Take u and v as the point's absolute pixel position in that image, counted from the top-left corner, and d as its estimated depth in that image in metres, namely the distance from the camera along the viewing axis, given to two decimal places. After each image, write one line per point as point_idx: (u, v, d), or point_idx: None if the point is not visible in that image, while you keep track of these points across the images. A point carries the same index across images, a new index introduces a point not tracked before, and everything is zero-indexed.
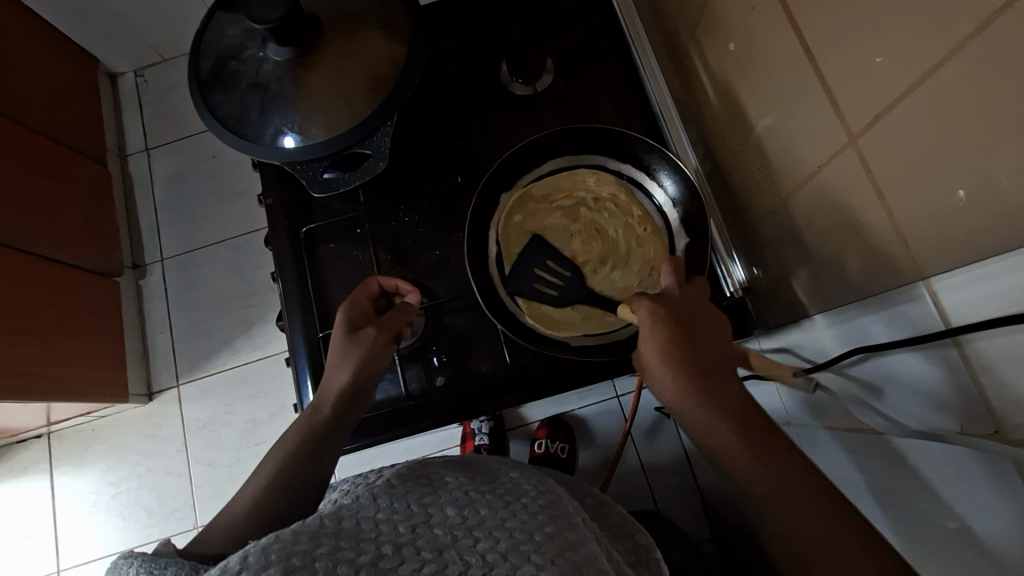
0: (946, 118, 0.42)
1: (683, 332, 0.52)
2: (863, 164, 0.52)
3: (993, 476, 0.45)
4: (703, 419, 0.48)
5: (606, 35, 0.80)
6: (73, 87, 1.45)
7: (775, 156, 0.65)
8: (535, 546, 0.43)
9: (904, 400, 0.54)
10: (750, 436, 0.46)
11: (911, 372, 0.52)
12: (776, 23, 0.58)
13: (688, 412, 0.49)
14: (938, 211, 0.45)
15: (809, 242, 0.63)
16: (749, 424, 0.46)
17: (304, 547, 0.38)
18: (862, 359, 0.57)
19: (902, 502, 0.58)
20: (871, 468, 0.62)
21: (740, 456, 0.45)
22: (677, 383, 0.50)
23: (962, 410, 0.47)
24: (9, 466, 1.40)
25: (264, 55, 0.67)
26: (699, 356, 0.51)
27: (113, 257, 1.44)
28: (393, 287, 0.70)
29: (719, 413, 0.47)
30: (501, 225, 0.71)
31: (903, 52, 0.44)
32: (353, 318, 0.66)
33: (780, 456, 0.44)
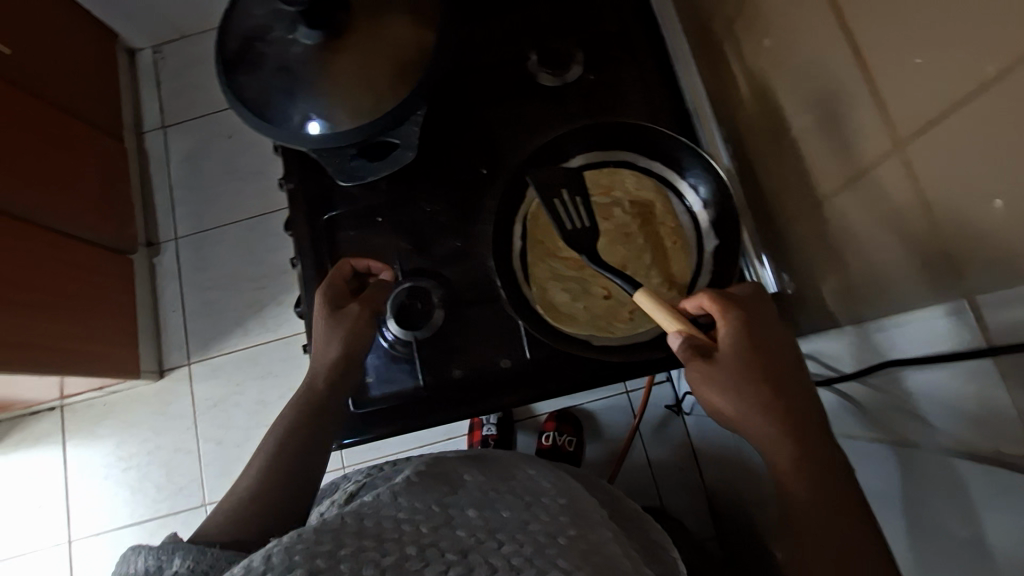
0: (998, 124, 0.41)
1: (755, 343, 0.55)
2: (909, 172, 0.50)
3: (1008, 493, 0.46)
4: (761, 434, 0.52)
5: (639, 26, 0.78)
6: (91, 62, 1.44)
7: (814, 160, 0.63)
8: (560, 550, 0.42)
9: (927, 411, 0.54)
10: (805, 460, 0.49)
11: (939, 386, 0.51)
12: (822, 22, 0.57)
13: (747, 424, 0.53)
14: (972, 218, 0.45)
15: (843, 249, 0.61)
16: (809, 449, 0.50)
17: (328, 548, 0.38)
18: (888, 370, 0.57)
19: (907, 510, 0.59)
20: (877, 477, 0.63)
21: (789, 476, 0.49)
22: (734, 386, 0.53)
23: (990, 427, 0.47)
24: (22, 436, 1.41)
25: (294, 37, 0.65)
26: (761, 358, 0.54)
27: (126, 233, 1.44)
28: (365, 267, 0.72)
29: (780, 429, 0.51)
30: (531, 206, 0.70)
31: (965, 55, 0.42)
32: (331, 297, 0.68)
33: (832, 483, 0.48)
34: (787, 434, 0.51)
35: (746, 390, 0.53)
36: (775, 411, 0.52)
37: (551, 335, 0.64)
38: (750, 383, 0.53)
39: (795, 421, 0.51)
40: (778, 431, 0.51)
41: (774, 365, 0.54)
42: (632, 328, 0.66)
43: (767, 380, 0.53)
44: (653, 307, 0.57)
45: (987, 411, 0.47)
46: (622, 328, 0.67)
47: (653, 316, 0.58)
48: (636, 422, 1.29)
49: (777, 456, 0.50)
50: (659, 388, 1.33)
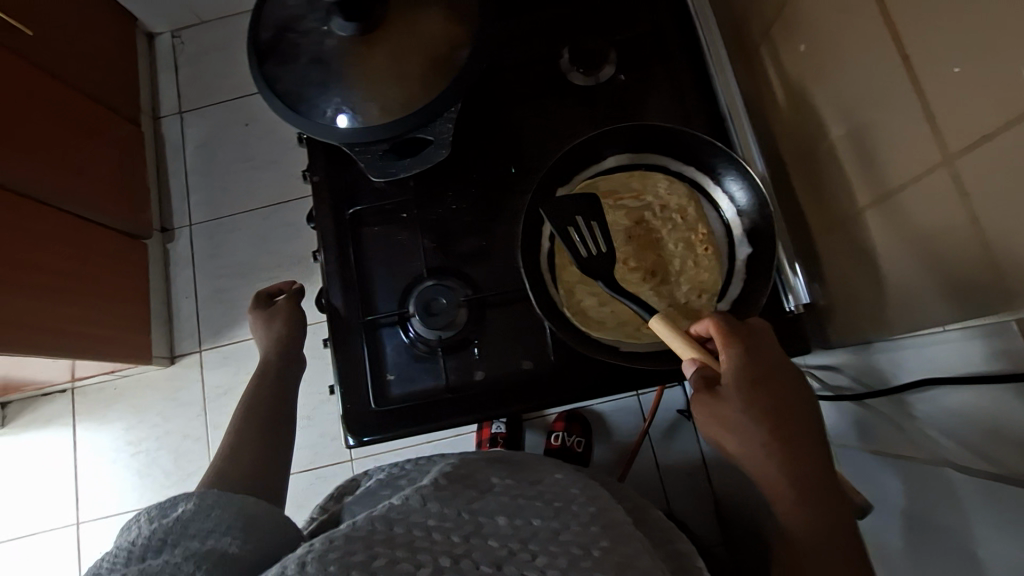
0: None
1: (757, 367, 0.52)
2: (958, 187, 0.48)
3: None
4: (759, 463, 0.50)
5: (673, 25, 0.76)
6: (111, 45, 1.44)
7: (851, 169, 0.62)
8: (595, 563, 0.41)
9: (951, 428, 0.55)
10: (805, 491, 0.48)
11: (956, 403, 0.54)
12: (867, 32, 0.55)
13: (744, 456, 0.51)
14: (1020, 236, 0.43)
15: (881, 262, 0.60)
16: (809, 479, 0.49)
17: (361, 559, 0.37)
18: (918, 389, 0.59)
19: (929, 520, 0.62)
20: (904, 487, 0.66)
21: (786, 504, 0.49)
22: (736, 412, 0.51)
23: (1011, 447, 0.48)
24: (33, 417, 1.42)
25: (328, 29, 0.64)
26: (760, 378, 0.52)
27: (142, 219, 1.43)
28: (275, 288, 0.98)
29: (772, 452, 0.49)
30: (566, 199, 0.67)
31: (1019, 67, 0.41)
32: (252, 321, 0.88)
33: (827, 512, 0.48)
34: (786, 461, 0.49)
35: (745, 421, 0.50)
36: (777, 441, 0.50)
37: (576, 337, 0.64)
38: (749, 413, 0.51)
39: (797, 447, 0.49)
40: (777, 461, 0.49)
41: (775, 390, 0.52)
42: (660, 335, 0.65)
43: (768, 409, 0.51)
44: (667, 334, 0.56)
45: (994, 427, 0.50)
46: (650, 335, 0.66)
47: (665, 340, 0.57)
48: (647, 425, 1.28)
49: (775, 486, 0.49)
50: (671, 391, 1.31)
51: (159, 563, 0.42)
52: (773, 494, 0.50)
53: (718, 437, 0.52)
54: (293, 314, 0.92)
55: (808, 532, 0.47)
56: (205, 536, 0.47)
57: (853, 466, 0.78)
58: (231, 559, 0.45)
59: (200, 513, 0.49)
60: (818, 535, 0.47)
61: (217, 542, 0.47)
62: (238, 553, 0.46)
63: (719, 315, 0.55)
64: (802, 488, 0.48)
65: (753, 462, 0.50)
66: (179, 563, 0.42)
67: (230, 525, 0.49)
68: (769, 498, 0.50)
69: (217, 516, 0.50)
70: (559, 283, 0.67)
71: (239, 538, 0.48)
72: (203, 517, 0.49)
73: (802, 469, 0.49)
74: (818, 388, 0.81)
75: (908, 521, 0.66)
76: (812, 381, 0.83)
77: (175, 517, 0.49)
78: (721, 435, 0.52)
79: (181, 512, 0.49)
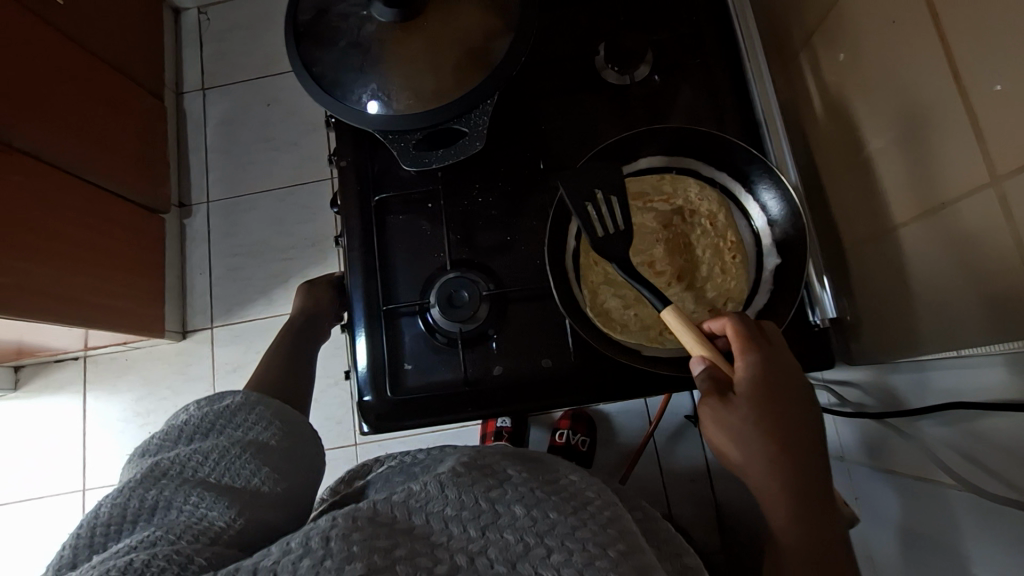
0: None
1: (772, 376, 0.51)
2: (1003, 208, 0.47)
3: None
4: (755, 467, 0.49)
5: (712, 26, 0.75)
6: (139, 18, 1.44)
7: (888, 181, 0.61)
8: (611, 566, 0.41)
9: (970, 451, 0.55)
10: (801, 497, 0.48)
11: (976, 426, 0.54)
12: (914, 45, 0.54)
13: (743, 460, 0.50)
14: None
15: (914, 282, 0.59)
16: (806, 488, 0.48)
17: (383, 545, 0.39)
18: (938, 416, 0.59)
19: (934, 542, 0.61)
20: (909, 506, 0.65)
21: (778, 509, 0.48)
22: (741, 415, 0.50)
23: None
24: (45, 383, 1.44)
25: (368, 14, 0.64)
26: (770, 384, 0.51)
27: (160, 192, 1.44)
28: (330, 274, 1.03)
29: (774, 459, 0.48)
30: None
31: None
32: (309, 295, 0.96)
33: (820, 520, 0.47)
34: (779, 468, 0.48)
35: (748, 422, 0.50)
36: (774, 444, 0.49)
37: (597, 338, 0.64)
38: (754, 416, 0.50)
39: (794, 455, 0.49)
40: (777, 468, 0.48)
41: (782, 396, 0.51)
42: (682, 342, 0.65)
43: (773, 416, 0.50)
44: (678, 327, 0.56)
45: (1008, 448, 0.50)
46: (673, 341, 0.66)
47: (678, 335, 0.57)
48: (652, 428, 1.28)
49: (770, 493, 0.48)
50: (678, 396, 1.31)
51: (208, 444, 0.49)
52: (766, 501, 0.49)
53: (718, 439, 0.51)
54: (329, 292, 0.97)
55: (800, 538, 0.47)
56: (247, 428, 0.52)
57: (857, 481, 0.77)
58: (269, 449, 0.51)
59: (245, 407, 0.54)
60: (812, 542, 0.46)
61: (258, 433, 0.52)
62: (275, 445, 0.52)
63: (740, 318, 0.55)
64: (799, 496, 0.48)
65: (749, 466, 0.49)
66: (224, 447, 0.49)
67: (271, 421, 0.53)
68: (764, 504, 0.49)
69: (259, 413, 0.54)
70: (581, 282, 0.67)
71: (277, 431, 0.53)
72: (247, 412, 0.53)
73: (799, 478, 0.48)
74: (834, 403, 0.80)
75: (908, 535, 0.66)
76: (828, 394, 0.82)
77: (224, 406, 0.54)
78: (721, 437, 0.51)
79: (227, 404, 0.54)
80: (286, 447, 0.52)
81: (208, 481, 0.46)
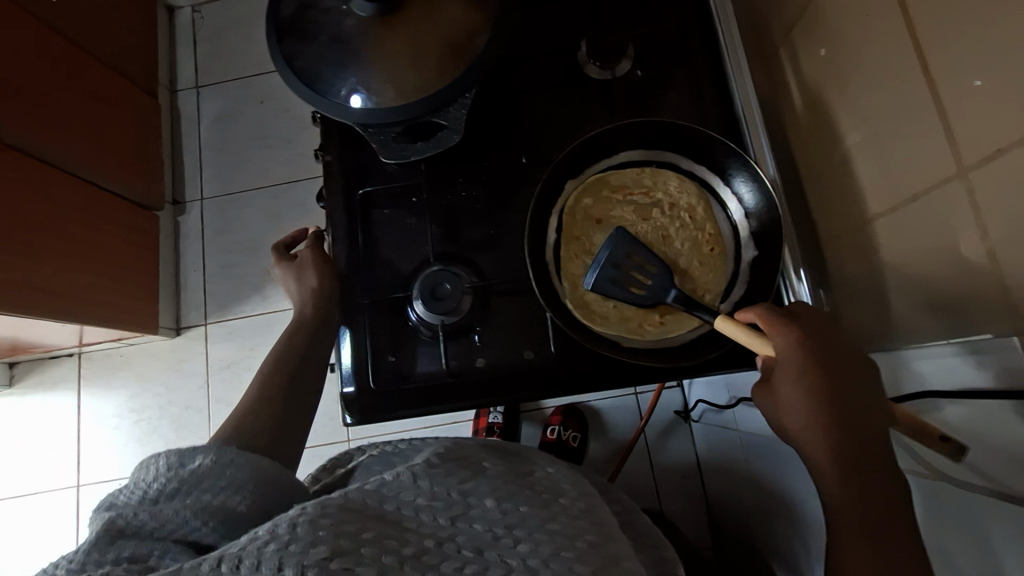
0: None
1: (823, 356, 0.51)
2: (971, 200, 0.48)
3: (1001, 523, 0.46)
4: (805, 422, 0.50)
5: (695, 23, 0.76)
6: (133, 17, 1.45)
7: (861, 175, 0.62)
8: (577, 556, 0.42)
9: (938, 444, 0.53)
10: (849, 457, 0.47)
11: (943, 417, 0.52)
12: (887, 41, 0.55)
13: (801, 440, 0.50)
14: None
15: (889, 274, 0.59)
16: (855, 449, 0.47)
17: (352, 529, 0.39)
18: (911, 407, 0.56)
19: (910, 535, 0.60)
20: None
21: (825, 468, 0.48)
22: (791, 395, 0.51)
23: (991, 463, 0.47)
24: (40, 379, 1.44)
25: (348, 8, 0.65)
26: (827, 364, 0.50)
27: (154, 190, 1.44)
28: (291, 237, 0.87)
29: (826, 436, 0.48)
30: (573, 198, 0.70)
31: None
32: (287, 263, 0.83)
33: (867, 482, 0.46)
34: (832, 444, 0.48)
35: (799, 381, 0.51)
36: (825, 401, 0.50)
37: (577, 331, 0.64)
38: (803, 395, 0.50)
39: (845, 431, 0.48)
40: (830, 443, 0.48)
41: (837, 358, 0.51)
42: (661, 334, 0.66)
43: (825, 394, 0.49)
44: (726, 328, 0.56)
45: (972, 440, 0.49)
46: (653, 333, 0.66)
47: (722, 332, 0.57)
48: (643, 424, 1.28)
49: (825, 471, 0.48)
50: (668, 392, 1.32)
51: (171, 510, 0.46)
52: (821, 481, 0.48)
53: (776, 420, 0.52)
54: None
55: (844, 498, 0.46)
56: (218, 492, 0.47)
57: None
58: (237, 519, 0.47)
59: (215, 470, 0.48)
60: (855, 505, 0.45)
61: (228, 499, 0.47)
62: (245, 513, 0.47)
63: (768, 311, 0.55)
64: (848, 455, 0.47)
65: (799, 423, 0.50)
66: (188, 514, 0.46)
67: (243, 488, 0.48)
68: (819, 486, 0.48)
69: (231, 479, 0.48)
70: (563, 274, 0.68)
71: (249, 499, 0.47)
72: (219, 474, 0.48)
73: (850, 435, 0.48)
74: None
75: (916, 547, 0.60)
76: None
77: (193, 469, 0.48)
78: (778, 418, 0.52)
79: (197, 466, 0.48)
80: (258, 514, 0.47)
81: (171, 545, 0.44)
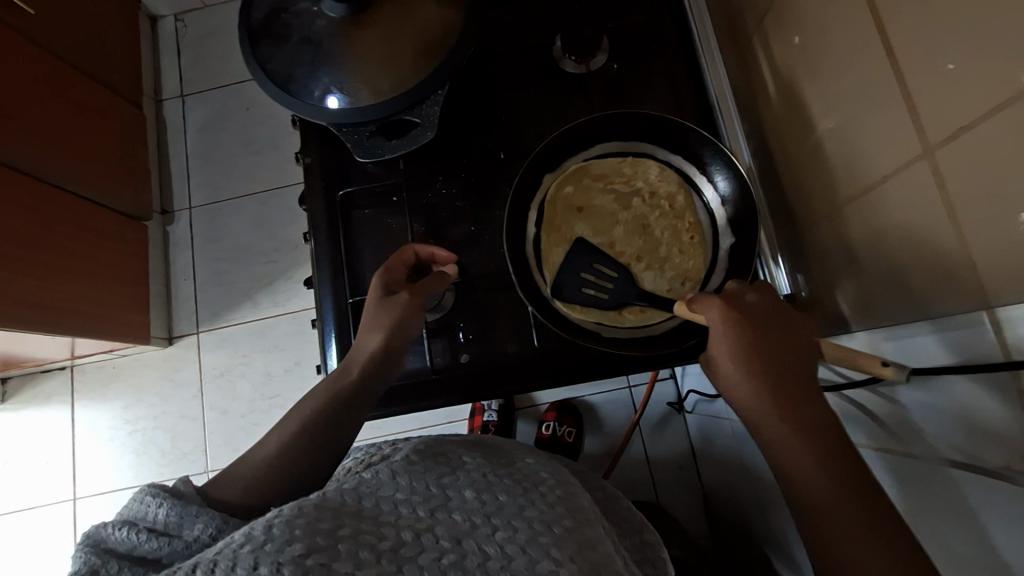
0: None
1: (761, 339, 0.52)
2: (936, 178, 0.49)
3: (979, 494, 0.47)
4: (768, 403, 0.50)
5: (668, 15, 0.77)
6: (116, 27, 1.44)
7: (833, 160, 0.62)
8: (554, 541, 0.43)
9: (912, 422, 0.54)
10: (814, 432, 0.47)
11: (917, 391, 0.52)
12: (853, 24, 0.55)
13: (766, 428, 0.49)
14: (1003, 234, 0.43)
15: (862, 255, 0.60)
16: (816, 426, 0.47)
17: (328, 526, 0.40)
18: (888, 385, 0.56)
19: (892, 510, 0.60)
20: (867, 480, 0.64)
21: (795, 446, 0.47)
22: (748, 382, 0.51)
23: (971, 439, 0.47)
24: (33, 393, 1.44)
25: (320, 10, 0.65)
26: (771, 349, 0.52)
27: (142, 200, 1.44)
28: (429, 256, 0.71)
29: (789, 420, 0.48)
30: (554, 188, 0.70)
31: (988, 59, 0.42)
32: (387, 283, 0.67)
33: (838, 457, 0.45)
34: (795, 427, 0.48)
35: (751, 361, 0.52)
36: (775, 382, 0.50)
37: (559, 324, 0.65)
38: (759, 380, 0.51)
39: (805, 414, 0.48)
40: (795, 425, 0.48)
41: (778, 337, 0.53)
42: (642, 321, 0.66)
43: (777, 377, 0.50)
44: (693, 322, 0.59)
45: (950, 417, 0.49)
46: (633, 320, 0.67)
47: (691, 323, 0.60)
48: (637, 417, 1.29)
49: (797, 456, 0.46)
50: (662, 385, 1.32)
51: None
52: (789, 466, 0.47)
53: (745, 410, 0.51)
54: None
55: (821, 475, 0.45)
56: None
57: None
58: None
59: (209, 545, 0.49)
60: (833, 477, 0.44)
61: None
62: None
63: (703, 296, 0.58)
64: (811, 430, 0.47)
65: (761, 408, 0.50)
66: None
67: None
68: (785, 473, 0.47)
69: None
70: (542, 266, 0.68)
71: None
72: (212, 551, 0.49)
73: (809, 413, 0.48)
74: None
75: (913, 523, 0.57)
76: None
77: (189, 537, 0.49)
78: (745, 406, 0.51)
79: (196, 536, 0.49)
80: None
81: None
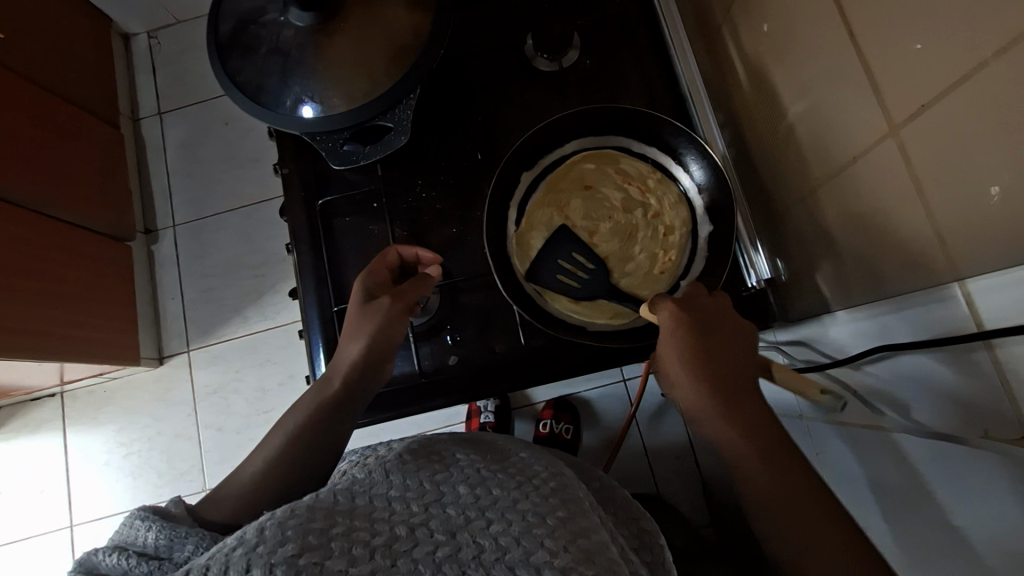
0: (986, 107, 0.41)
1: (704, 344, 0.52)
2: (902, 156, 0.49)
3: (977, 467, 0.45)
4: (711, 419, 0.49)
5: (638, 10, 0.77)
6: (89, 47, 1.43)
7: (806, 142, 0.63)
8: (547, 531, 0.42)
9: (915, 396, 0.52)
10: (749, 430, 0.47)
11: (915, 365, 0.51)
12: (817, 9, 0.56)
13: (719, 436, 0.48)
14: (970, 205, 0.44)
15: (837, 236, 0.61)
16: (752, 421, 0.48)
17: (320, 525, 0.39)
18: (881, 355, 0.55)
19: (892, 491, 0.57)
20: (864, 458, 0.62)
21: (742, 459, 0.46)
22: (693, 390, 0.51)
23: (976, 410, 0.45)
24: (24, 422, 1.42)
25: (286, 20, 0.65)
26: (714, 355, 0.52)
27: (125, 220, 1.43)
28: (413, 257, 0.71)
29: (732, 423, 0.48)
30: (581, 155, 0.71)
31: (946, 37, 0.43)
32: (370, 287, 0.66)
33: (778, 454, 0.45)
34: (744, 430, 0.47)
35: (693, 364, 0.52)
36: (720, 390, 0.50)
37: (538, 316, 0.66)
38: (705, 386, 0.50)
39: (748, 415, 0.48)
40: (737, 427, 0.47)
41: (721, 343, 0.53)
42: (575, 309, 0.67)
43: (721, 384, 0.50)
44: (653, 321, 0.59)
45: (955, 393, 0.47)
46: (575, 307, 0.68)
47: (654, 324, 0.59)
48: (633, 410, 1.29)
49: (745, 460, 0.46)
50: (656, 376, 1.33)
51: None
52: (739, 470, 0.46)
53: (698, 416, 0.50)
54: None
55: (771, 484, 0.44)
56: None
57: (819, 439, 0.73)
58: None
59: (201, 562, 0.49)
60: (781, 485, 0.44)
61: None
62: None
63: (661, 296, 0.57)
64: (754, 433, 0.47)
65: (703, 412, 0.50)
66: None
67: None
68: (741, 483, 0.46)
69: None
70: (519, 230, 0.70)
71: None
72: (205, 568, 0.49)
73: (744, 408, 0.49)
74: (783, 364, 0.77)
75: (889, 503, 0.58)
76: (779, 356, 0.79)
77: (179, 557, 0.48)
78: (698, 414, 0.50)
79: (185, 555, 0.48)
80: None
81: None
